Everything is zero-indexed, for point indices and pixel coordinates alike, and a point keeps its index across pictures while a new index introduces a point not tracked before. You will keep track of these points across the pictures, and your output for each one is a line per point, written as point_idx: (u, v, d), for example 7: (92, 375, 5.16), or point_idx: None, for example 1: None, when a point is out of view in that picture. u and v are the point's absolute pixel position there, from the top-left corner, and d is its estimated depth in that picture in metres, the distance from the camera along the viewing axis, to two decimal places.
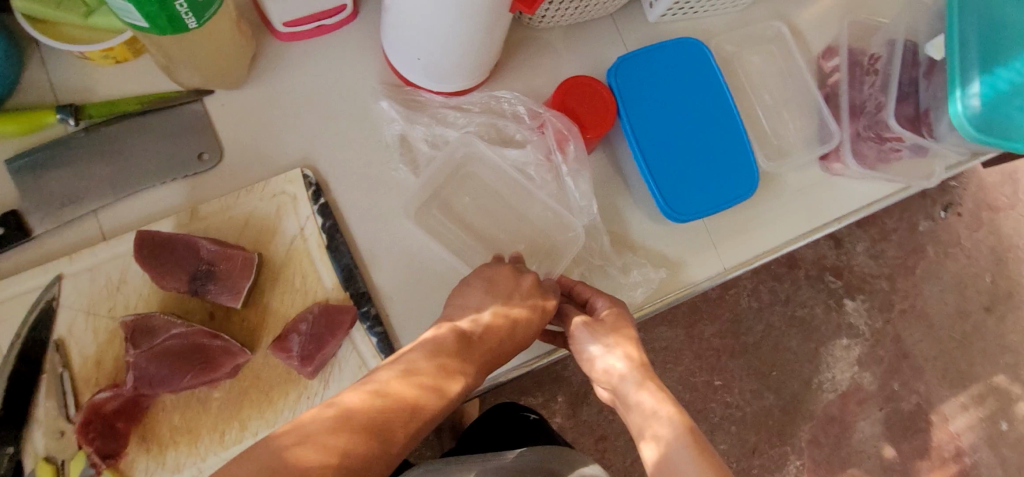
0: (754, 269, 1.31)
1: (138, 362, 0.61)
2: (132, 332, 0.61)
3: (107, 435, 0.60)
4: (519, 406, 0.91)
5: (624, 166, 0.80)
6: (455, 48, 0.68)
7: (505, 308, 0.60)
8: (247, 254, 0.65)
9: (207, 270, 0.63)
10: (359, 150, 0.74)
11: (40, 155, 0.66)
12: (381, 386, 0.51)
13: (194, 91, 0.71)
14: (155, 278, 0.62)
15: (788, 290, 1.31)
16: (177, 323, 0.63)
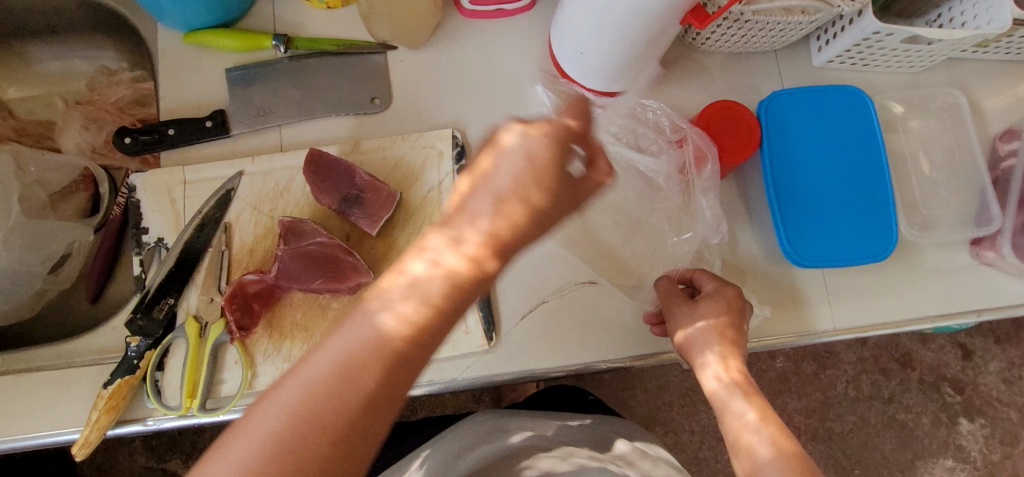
0: (861, 360, 1.44)
1: (282, 256, 0.69)
2: (285, 231, 0.70)
3: (245, 310, 0.71)
4: (576, 388, 0.97)
5: (752, 199, 0.80)
6: (618, 51, 0.71)
7: (542, 143, 0.55)
8: (390, 191, 0.71)
9: (356, 195, 0.71)
10: (506, 125, 0.80)
11: (252, 70, 0.78)
12: (400, 313, 0.49)
13: (381, 44, 0.81)
14: (314, 191, 0.71)
15: (895, 391, 1.43)
16: (321, 233, 0.70)
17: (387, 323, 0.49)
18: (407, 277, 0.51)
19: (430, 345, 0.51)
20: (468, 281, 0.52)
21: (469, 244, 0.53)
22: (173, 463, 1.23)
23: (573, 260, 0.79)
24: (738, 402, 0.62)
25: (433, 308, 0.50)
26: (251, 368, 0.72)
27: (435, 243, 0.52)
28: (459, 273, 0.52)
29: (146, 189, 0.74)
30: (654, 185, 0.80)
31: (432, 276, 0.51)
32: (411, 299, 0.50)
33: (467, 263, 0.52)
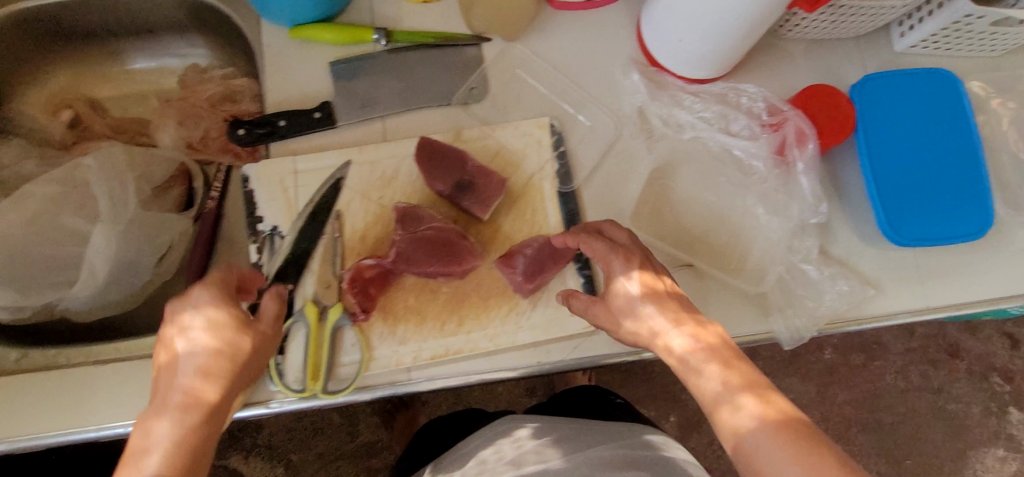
0: (908, 351, 1.49)
1: (400, 241, 0.73)
2: (402, 217, 0.74)
3: (365, 294, 0.73)
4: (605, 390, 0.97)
5: (843, 182, 0.81)
6: (726, 34, 0.72)
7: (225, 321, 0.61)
8: (500, 177, 0.74)
9: (469, 181, 0.74)
10: (600, 113, 0.82)
11: (355, 63, 0.80)
12: (189, 368, 0.57)
13: (477, 36, 0.83)
14: (426, 178, 0.74)
15: (945, 380, 1.49)
16: (436, 218, 0.74)
17: (184, 350, 0.59)
18: (203, 337, 0.59)
19: (235, 380, 0.60)
20: (235, 356, 0.60)
21: (211, 307, 0.61)
22: None
23: (670, 244, 0.80)
24: (712, 366, 0.59)
25: (212, 362, 0.58)
26: (367, 351, 0.73)
27: (203, 292, 0.61)
28: (219, 333, 0.60)
29: (258, 178, 0.76)
30: (747, 169, 0.81)
31: (204, 337, 0.59)
32: (197, 339, 0.59)
33: (221, 327, 0.60)
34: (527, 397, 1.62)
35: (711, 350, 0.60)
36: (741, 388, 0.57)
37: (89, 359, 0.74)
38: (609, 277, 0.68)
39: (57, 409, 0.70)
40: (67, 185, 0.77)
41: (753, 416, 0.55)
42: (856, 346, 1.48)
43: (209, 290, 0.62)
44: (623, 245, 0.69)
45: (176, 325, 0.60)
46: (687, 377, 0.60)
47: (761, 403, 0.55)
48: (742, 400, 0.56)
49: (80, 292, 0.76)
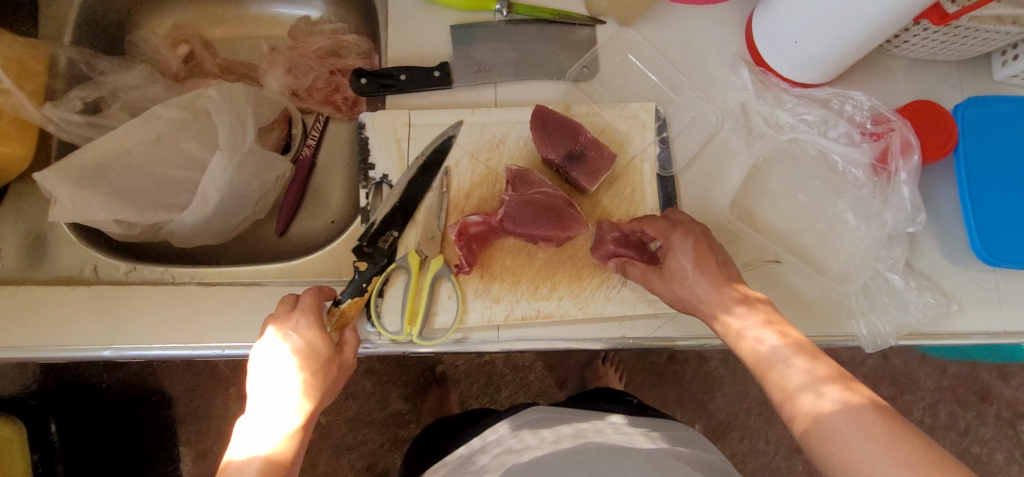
0: (938, 388, 1.55)
1: (510, 202, 0.76)
2: (513, 179, 0.78)
3: (471, 249, 0.76)
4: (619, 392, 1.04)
5: (936, 199, 0.82)
6: (853, 35, 0.72)
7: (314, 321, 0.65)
8: (610, 152, 0.77)
9: (580, 153, 0.77)
10: (703, 104, 0.84)
11: (475, 29, 0.83)
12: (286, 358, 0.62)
13: (592, 18, 0.85)
14: (539, 146, 0.76)
15: (972, 422, 1.54)
16: (545, 184, 0.78)
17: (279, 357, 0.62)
18: (299, 342, 0.64)
19: (324, 371, 0.64)
20: (324, 370, 0.64)
21: (306, 319, 0.65)
22: None
23: (762, 238, 0.81)
24: (794, 363, 0.60)
25: (304, 365, 0.62)
26: (461, 304, 0.76)
27: (301, 307, 0.66)
28: (313, 343, 0.64)
29: (375, 126, 0.79)
30: (843, 174, 0.83)
31: (300, 345, 0.63)
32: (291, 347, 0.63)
33: (310, 335, 0.64)
34: (558, 389, 1.54)
35: (791, 348, 0.61)
36: (819, 381, 0.58)
37: (193, 279, 0.76)
38: (667, 252, 0.70)
39: (164, 322, 0.73)
40: (191, 113, 0.80)
41: (826, 407, 0.56)
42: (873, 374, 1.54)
43: (306, 307, 0.66)
44: (686, 226, 0.70)
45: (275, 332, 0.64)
46: (765, 372, 0.62)
47: (837, 392, 0.57)
48: (820, 391, 0.57)
49: (190, 216, 0.78)
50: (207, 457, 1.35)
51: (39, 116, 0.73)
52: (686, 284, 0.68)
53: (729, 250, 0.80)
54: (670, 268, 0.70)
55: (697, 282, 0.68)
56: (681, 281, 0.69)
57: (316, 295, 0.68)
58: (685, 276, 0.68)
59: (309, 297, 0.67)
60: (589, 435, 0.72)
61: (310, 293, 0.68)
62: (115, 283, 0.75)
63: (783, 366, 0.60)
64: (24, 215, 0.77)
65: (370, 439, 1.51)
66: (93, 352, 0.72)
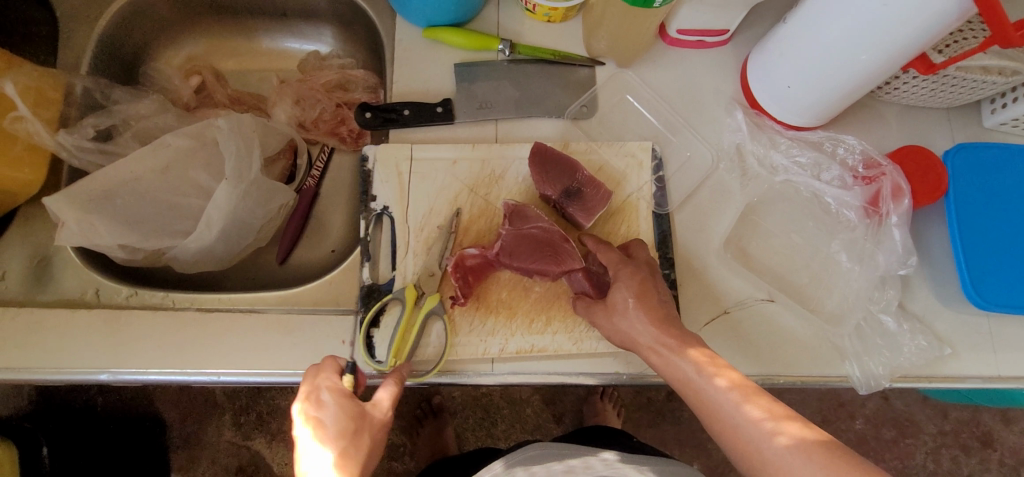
0: (940, 432, 1.53)
1: (506, 236, 0.77)
2: (510, 214, 0.78)
3: (467, 281, 0.77)
4: (617, 431, 1.05)
5: (928, 242, 0.83)
6: (847, 82, 0.75)
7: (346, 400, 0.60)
8: (604, 188, 0.79)
9: (575, 188, 0.79)
10: (698, 145, 0.87)
11: (478, 68, 0.86)
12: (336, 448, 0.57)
13: (591, 59, 0.88)
14: (537, 182, 0.78)
15: (975, 469, 1.52)
16: (542, 219, 0.78)
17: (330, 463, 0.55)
18: (325, 416, 0.59)
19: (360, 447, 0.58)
20: (360, 443, 0.58)
21: (338, 393, 0.61)
22: (256, 442, 1.36)
23: (757, 277, 0.82)
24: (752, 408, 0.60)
25: (343, 441, 0.57)
26: (456, 336, 0.76)
27: (323, 383, 0.61)
28: (345, 415, 0.59)
29: (378, 159, 0.81)
30: (836, 216, 0.84)
31: (340, 425, 0.58)
32: (332, 433, 0.58)
33: (348, 409, 0.60)
34: (554, 424, 1.52)
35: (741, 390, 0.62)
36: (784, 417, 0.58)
37: (193, 305, 0.78)
38: (613, 283, 0.71)
39: (162, 347, 0.74)
40: (199, 142, 0.82)
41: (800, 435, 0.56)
42: (865, 412, 1.53)
43: (327, 381, 0.62)
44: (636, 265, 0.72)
45: (303, 415, 0.59)
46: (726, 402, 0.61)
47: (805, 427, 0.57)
48: (785, 426, 0.58)
49: (194, 243, 0.80)
50: None
51: (53, 143, 0.75)
52: (630, 318, 0.69)
53: (723, 288, 0.81)
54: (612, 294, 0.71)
55: (641, 312, 0.68)
56: (623, 311, 0.69)
57: (336, 364, 0.64)
58: (630, 307, 0.69)
59: (329, 370, 0.63)
60: (582, 471, 0.72)
61: (326, 367, 0.63)
62: (115, 307, 0.76)
63: (748, 403, 0.60)
64: (32, 238, 0.79)
65: None
66: (89, 376, 0.73)
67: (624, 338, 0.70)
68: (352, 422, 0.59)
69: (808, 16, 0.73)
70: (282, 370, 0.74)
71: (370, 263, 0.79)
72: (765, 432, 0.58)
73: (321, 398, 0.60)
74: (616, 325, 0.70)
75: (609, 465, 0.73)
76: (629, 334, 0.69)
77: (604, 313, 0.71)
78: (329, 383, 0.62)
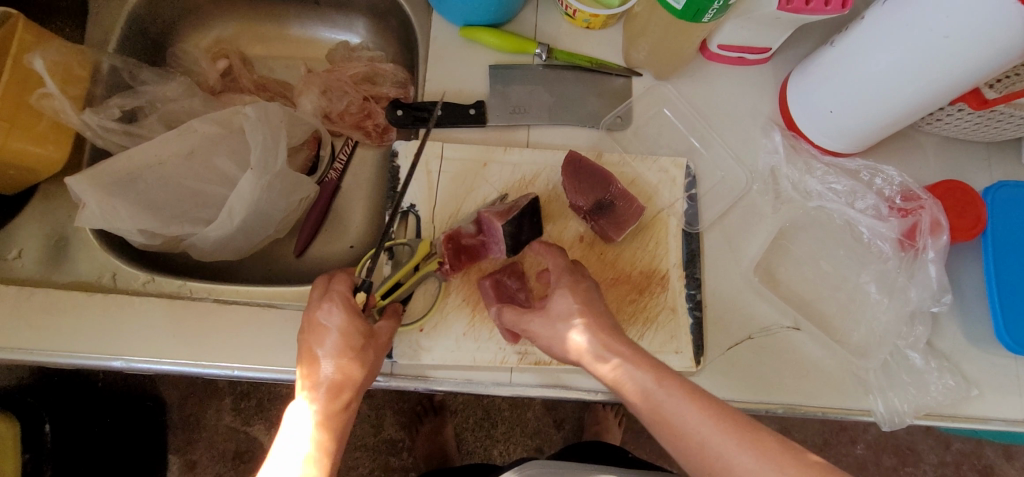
0: (942, 462, 1.52)
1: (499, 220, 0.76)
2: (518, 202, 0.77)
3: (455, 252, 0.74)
4: (613, 447, 1.02)
5: (961, 279, 0.82)
6: (891, 111, 0.73)
7: (350, 315, 0.64)
8: (639, 203, 0.77)
9: (608, 202, 0.77)
10: (731, 164, 0.85)
11: (513, 72, 0.84)
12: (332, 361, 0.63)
13: (629, 69, 0.86)
14: (571, 192, 0.76)
15: None
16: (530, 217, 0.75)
17: (327, 371, 0.63)
18: (330, 332, 0.64)
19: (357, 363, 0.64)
20: (360, 359, 0.64)
21: (344, 312, 0.64)
22: (255, 428, 1.35)
23: (784, 303, 0.80)
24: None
25: (342, 355, 0.63)
26: (476, 344, 0.75)
27: (332, 294, 0.65)
28: (346, 336, 0.64)
29: (407, 156, 0.80)
30: (869, 246, 0.82)
31: (340, 345, 0.63)
32: (332, 348, 0.63)
33: (351, 331, 0.64)
34: (555, 430, 1.49)
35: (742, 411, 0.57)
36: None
37: (210, 296, 0.76)
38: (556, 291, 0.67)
39: (176, 336, 0.73)
40: (226, 129, 0.80)
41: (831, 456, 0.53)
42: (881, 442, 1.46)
43: (339, 295, 0.65)
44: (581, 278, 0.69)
45: (311, 319, 0.65)
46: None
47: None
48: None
49: (214, 232, 0.79)
50: (195, 467, 1.33)
51: (78, 121, 0.74)
52: (566, 322, 0.64)
53: (748, 312, 0.79)
54: (556, 306, 0.66)
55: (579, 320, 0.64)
56: (563, 317, 0.65)
57: (349, 282, 0.67)
58: (568, 313, 0.65)
59: (343, 285, 0.66)
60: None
61: (343, 280, 0.67)
62: (130, 293, 0.75)
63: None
64: (50, 216, 0.77)
65: (361, 464, 1.47)
66: (102, 362, 0.71)
67: (557, 345, 0.65)
68: (351, 343, 0.64)
69: (859, 41, 0.71)
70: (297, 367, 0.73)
71: (393, 260, 0.78)
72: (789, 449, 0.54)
73: (330, 307, 0.65)
74: (554, 332, 0.65)
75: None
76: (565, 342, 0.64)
77: (542, 319, 0.66)
78: (339, 293, 0.65)
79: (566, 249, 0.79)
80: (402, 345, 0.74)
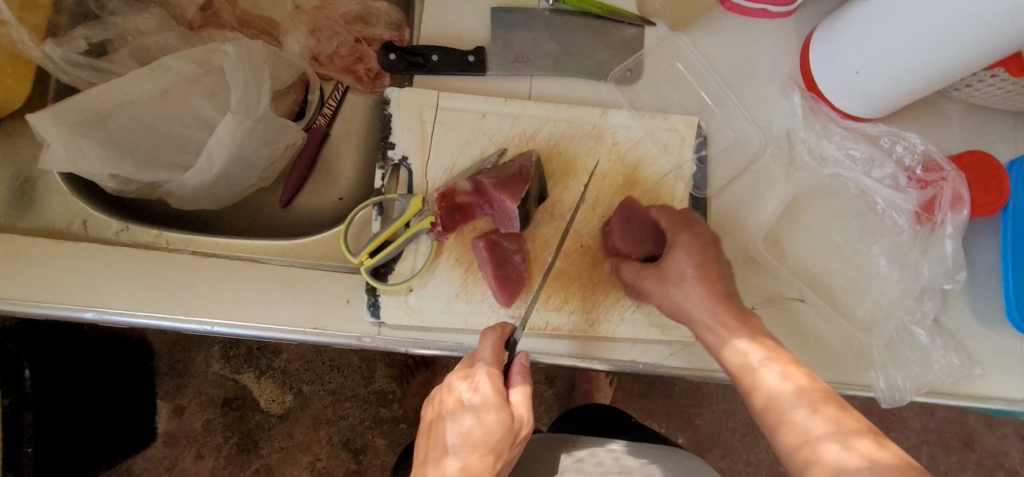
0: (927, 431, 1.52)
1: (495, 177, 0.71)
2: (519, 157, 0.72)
3: (450, 213, 0.70)
4: (614, 409, 0.96)
5: (975, 254, 0.79)
6: (919, 76, 0.67)
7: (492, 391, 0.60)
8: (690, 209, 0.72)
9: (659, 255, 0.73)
10: (745, 125, 0.80)
11: (517, 16, 0.78)
12: (466, 438, 0.58)
13: (642, 18, 0.80)
14: (625, 238, 0.72)
15: (950, 466, 1.42)
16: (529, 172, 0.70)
17: (460, 445, 0.58)
18: (467, 406, 0.60)
19: (496, 445, 0.58)
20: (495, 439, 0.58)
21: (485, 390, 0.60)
22: (245, 376, 1.34)
23: (790, 274, 0.77)
24: (803, 411, 0.55)
25: (477, 430, 0.58)
26: (468, 306, 0.72)
27: (479, 365, 0.62)
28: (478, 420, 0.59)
29: (400, 104, 0.74)
30: (883, 217, 0.78)
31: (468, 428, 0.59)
32: (461, 430, 0.59)
33: (485, 417, 0.59)
34: (546, 386, 1.47)
35: (808, 397, 0.56)
36: (827, 435, 0.53)
37: (188, 248, 0.73)
38: (670, 248, 0.68)
39: (153, 289, 0.69)
40: (203, 68, 0.74)
41: (840, 463, 0.51)
42: (879, 413, 1.42)
43: (484, 364, 0.62)
44: (697, 230, 0.69)
45: (450, 392, 0.61)
46: (772, 418, 0.57)
47: (848, 449, 0.51)
48: (824, 448, 0.52)
49: (192, 179, 0.74)
50: (183, 412, 1.33)
51: (39, 53, 0.68)
52: (688, 292, 0.66)
53: (751, 282, 0.76)
54: (670, 266, 0.67)
55: (702, 287, 0.65)
56: (684, 284, 0.66)
57: (492, 349, 0.62)
58: (693, 282, 0.66)
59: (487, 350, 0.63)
60: (591, 469, 0.69)
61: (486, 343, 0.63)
62: (102, 242, 0.71)
63: (791, 414, 0.56)
64: (14, 156, 0.72)
65: (350, 414, 1.35)
66: (74, 313, 0.67)
67: (680, 311, 0.66)
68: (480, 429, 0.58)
69: None
70: (279, 325, 0.69)
71: (382, 216, 0.73)
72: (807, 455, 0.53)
73: (471, 379, 0.61)
74: (672, 297, 0.66)
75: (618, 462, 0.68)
76: (687, 308, 0.66)
77: (656, 280, 0.67)
78: (481, 363, 0.62)
79: (567, 211, 0.75)
80: (392, 306, 0.71)
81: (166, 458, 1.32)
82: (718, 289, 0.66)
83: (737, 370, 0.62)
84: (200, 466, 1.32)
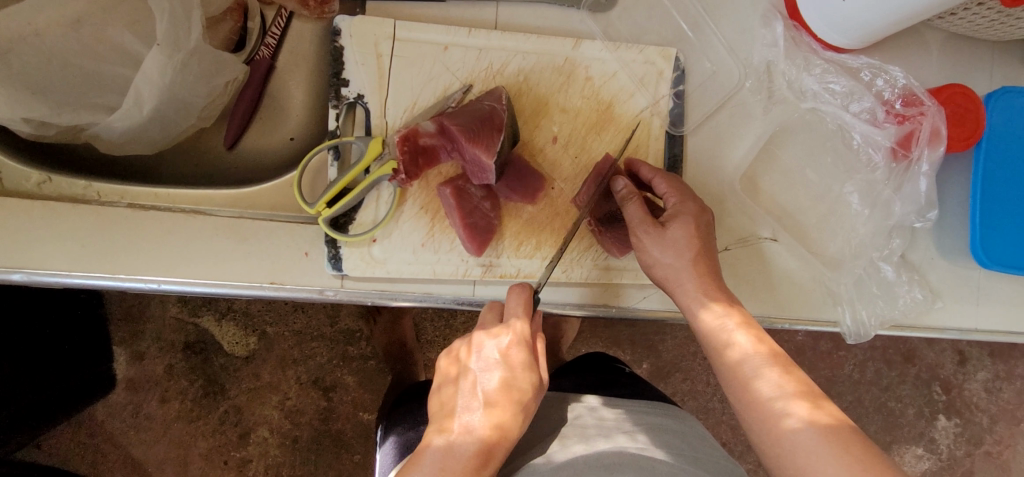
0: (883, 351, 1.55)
1: (461, 119, 0.65)
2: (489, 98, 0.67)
3: (415, 158, 0.65)
4: (610, 359, 0.91)
5: (944, 192, 0.78)
6: (905, 8, 0.62)
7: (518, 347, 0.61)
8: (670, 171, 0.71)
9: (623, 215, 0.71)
10: (723, 56, 0.76)
11: None
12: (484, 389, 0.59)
13: None
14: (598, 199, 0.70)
15: (892, 380, 1.41)
16: (500, 114, 0.65)
17: (484, 394, 0.59)
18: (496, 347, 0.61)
19: (521, 382, 0.60)
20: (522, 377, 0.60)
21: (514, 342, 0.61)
22: (205, 320, 1.27)
23: (764, 213, 0.76)
24: (773, 372, 0.57)
25: (504, 383, 0.59)
26: (435, 255, 0.68)
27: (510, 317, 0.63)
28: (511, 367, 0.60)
29: (352, 35, 0.67)
30: (858, 153, 0.76)
31: (499, 392, 0.59)
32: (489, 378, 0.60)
33: (516, 368, 0.60)
34: None
35: (765, 359, 0.59)
36: (796, 394, 0.55)
37: (124, 200, 0.66)
38: (674, 215, 0.65)
39: (87, 247, 0.63)
40: None
41: (811, 417, 0.53)
42: (829, 334, 1.41)
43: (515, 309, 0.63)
44: (701, 202, 0.67)
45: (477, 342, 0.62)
46: (738, 378, 0.59)
47: (816, 408, 0.54)
48: (796, 405, 0.55)
49: (119, 122, 0.67)
50: (143, 358, 1.26)
51: None
52: (682, 254, 0.64)
53: (725, 221, 0.75)
54: (674, 234, 0.64)
55: (696, 256, 0.64)
56: (677, 248, 0.64)
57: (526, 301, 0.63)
58: (688, 247, 0.64)
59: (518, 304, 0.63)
60: (570, 427, 0.67)
61: (519, 297, 0.64)
62: (25, 198, 0.64)
63: (762, 372, 0.57)
64: None
65: (318, 353, 1.30)
66: None
67: (671, 275, 0.65)
68: (514, 373, 0.60)
69: None
70: (232, 280, 0.64)
71: (339, 161, 0.67)
72: (774, 412, 0.55)
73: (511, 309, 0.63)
74: (665, 259, 0.65)
75: (595, 414, 0.69)
76: (676, 271, 0.64)
77: (656, 246, 0.65)
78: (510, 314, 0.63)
79: (538, 153, 0.71)
80: (354, 258, 0.66)
81: (129, 404, 1.26)
82: (711, 267, 0.65)
83: (709, 336, 0.62)
84: (166, 410, 1.27)
